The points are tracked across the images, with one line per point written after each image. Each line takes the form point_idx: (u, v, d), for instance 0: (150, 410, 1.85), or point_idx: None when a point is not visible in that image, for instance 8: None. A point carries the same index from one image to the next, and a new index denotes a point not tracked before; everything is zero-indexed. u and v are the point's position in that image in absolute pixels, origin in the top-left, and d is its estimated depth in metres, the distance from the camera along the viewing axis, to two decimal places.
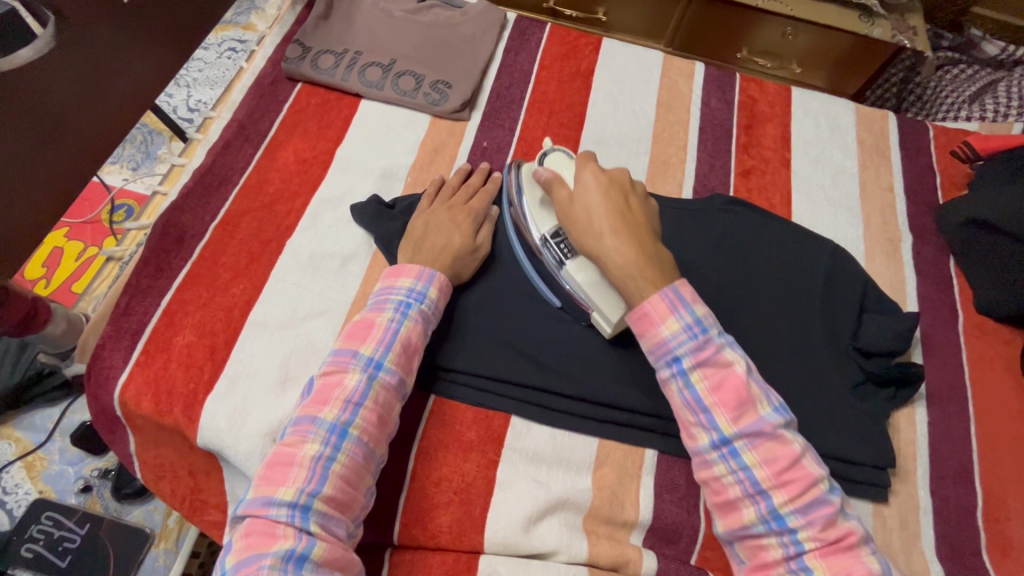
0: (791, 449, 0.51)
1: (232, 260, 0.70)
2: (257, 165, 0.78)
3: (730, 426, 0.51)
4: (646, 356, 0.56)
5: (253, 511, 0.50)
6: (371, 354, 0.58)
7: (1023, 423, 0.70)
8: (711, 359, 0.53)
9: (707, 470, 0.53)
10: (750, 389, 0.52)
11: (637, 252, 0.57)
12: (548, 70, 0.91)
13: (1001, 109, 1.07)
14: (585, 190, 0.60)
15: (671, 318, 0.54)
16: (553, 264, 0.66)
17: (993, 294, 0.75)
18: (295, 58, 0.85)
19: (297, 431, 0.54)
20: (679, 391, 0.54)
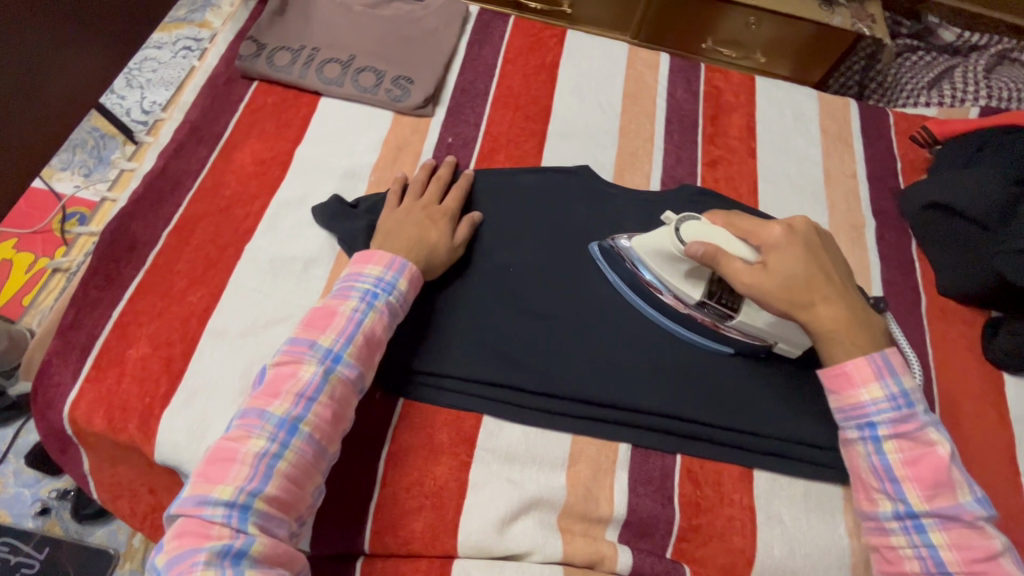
0: (991, 543, 0.52)
1: (188, 267, 0.68)
2: (212, 167, 0.75)
3: (922, 502, 0.54)
4: (833, 412, 0.59)
5: (187, 509, 0.49)
6: (329, 346, 0.57)
7: (985, 401, 0.71)
8: (910, 433, 0.56)
9: (881, 539, 0.56)
10: (951, 471, 0.54)
11: (847, 310, 0.59)
12: (513, 63, 0.90)
13: (958, 94, 1.12)
14: (780, 259, 0.59)
15: (876, 383, 0.56)
16: (714, 321, 0.66)
17: (954, 275, 0.76)
18: (249, 55, 0.82)
19: (243, 425, 0.53)
20: (866, 455, 0.57)
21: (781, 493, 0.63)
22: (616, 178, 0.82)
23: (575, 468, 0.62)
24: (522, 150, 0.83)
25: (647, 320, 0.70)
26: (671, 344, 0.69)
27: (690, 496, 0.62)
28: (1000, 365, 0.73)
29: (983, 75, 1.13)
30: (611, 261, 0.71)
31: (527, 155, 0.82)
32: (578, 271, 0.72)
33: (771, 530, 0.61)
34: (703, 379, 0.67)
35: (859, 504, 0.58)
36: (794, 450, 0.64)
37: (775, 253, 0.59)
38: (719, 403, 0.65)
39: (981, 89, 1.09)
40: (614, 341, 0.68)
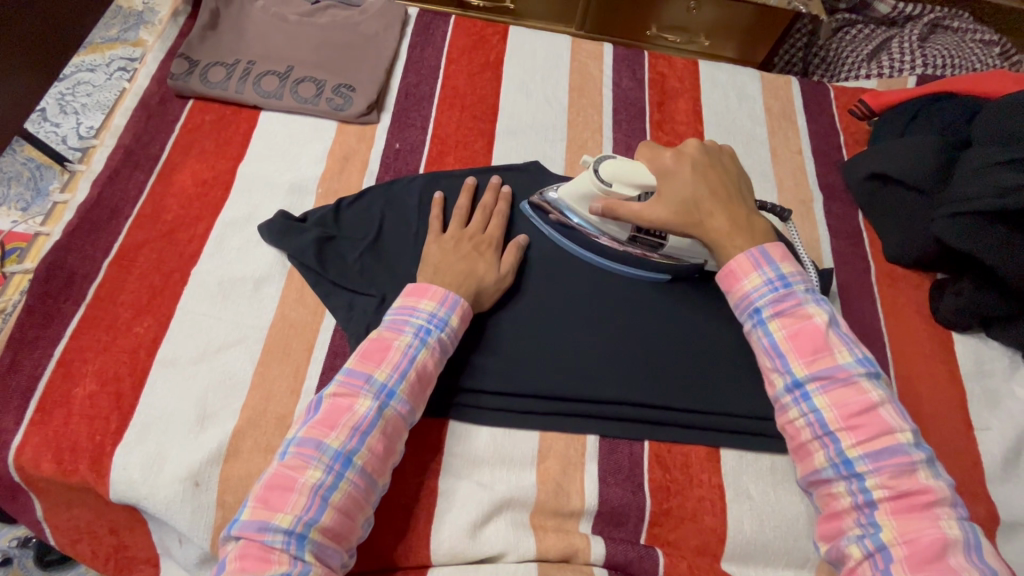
0: (869, 398, 0.54)
1: (132, 297, 0.66)
2: (151, 192, 0.73)
3: (804, 370, 0.56)
4: (730, 308, 0.62)
5: (248, 534, 0.48)
6: (385, 381, 0.56)
7: (937, 361, 0.74)
8: (789, 310, 0.58)
9: (782, 416, 0.58)
10: (828, 337, 0.56)
11: (732, 219, 0.63)
12: (456, 63, 0.89)
13: (896, 66, 1.14)
14: (671, 186, 0.65)
15: (754, 271, 0.60)
16: (648, 249, 0.71)
17: (899, 241, 0.78)
18: (182, 73, 0.80)
19: (301, 454, 0.52)
20: (758, 338, 0.59)
21: (747, 469, 0.64)
22: (568, 170, 0.83)
23: (544, 461, 0.62)
24: (471, 150, 0.82)
25: (606, 311, 0.70)
26: (632, 332, 0.69)
27: (661, 481, 0.63)
28: (948, 324, 0.75)
29: (918, 44, 1.16)
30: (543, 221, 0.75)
31: (477, 155, 0.82)
32: (533, 267, 0.72)
33: (741, 505, 0.62)
34: (666, 365, 0.67)
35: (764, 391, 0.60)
36: (757, 427, 0.65)
37: (665, 180, 0.66)
38: (681, 385, 0.66)
39: (916, 58, 1.12)
40: (574, 334, 0.68)
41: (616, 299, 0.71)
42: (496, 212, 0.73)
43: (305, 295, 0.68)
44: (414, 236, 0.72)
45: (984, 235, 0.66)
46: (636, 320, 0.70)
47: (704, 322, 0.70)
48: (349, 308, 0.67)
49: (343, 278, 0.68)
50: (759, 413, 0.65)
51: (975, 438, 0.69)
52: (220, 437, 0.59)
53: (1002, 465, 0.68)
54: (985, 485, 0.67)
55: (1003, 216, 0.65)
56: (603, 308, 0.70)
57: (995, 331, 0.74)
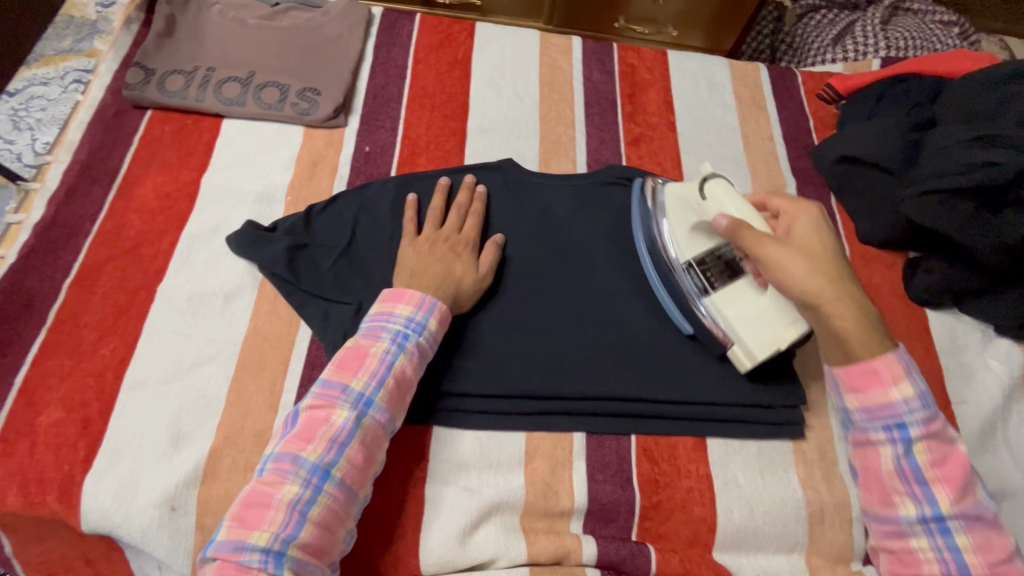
0: (1006, 543, 0.52)
1: (96, 318, 0.63)
2: (111, 208, 0.70)
3: (950, 506, 0.52)
4: (854, 411, 0.55)
5: (224, 554, 0.47)
6: (362, 390, 0.55)
7: (914, 339, 0.75)
8: (938, 432, 0.53)
9: (900, 541, 0.54)
10: (971, 471, 0.53)
11: (861, 309, 0.55)
12: (424, 62, 0.88)
13: (860, 49, 1.15)
14: (806, 236, 0.58)
15: (909, 384, 0.53)
16: (692, 291, 0.67)
17: (871, 223, 0.79)
18: (138, 83, 0.77)
19: (277, 470, 0.51)
20: (895, 459, 0.54)
21: (735, 457, 0.64)
22: (542, 167, 0.82)
23: (532, 463, 0.62)
24: (443, 150, 0.81)
25: (587, 307, 0.70)
26: (614, 327, 0.69)
27: (649, 474, 0.63)
28: (922, 302, 0.77)
29: (881, 27, 1.17)
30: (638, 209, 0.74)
31: (449, 155, 0.81)
32: (512, 266, 0.71)
33: (730, 494, 0.62)
34: (651, 358, 0.67)
35: (871, 504, 0.56)
36: (743, 414, 0.65)
37: (801, 234, 0.58)
38: (666, 378, 0.66)
39: (880, 40, 1.14)
40: (556, 332, 0.68)
41: (596, 295, 0.71)
42: (470, 212, 0.72)
43: (278, 306, 0.67)
44: (388, 240, 0.71)
45: (953, 213, 0.67)
46: (618, 315, 0.70)
47: None
48: (325, 318, 0.65)
49: (317, 288, 0.66)
50: (745, 402, 0.65)
51: (953, 413, 0.71)
52: (197, 458, 0.57)
53: (979, 437, 0.70)
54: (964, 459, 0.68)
55: (969, 194, 0.67)
56: (586, 305, 0.70)
57: (967, 306, 0.75)
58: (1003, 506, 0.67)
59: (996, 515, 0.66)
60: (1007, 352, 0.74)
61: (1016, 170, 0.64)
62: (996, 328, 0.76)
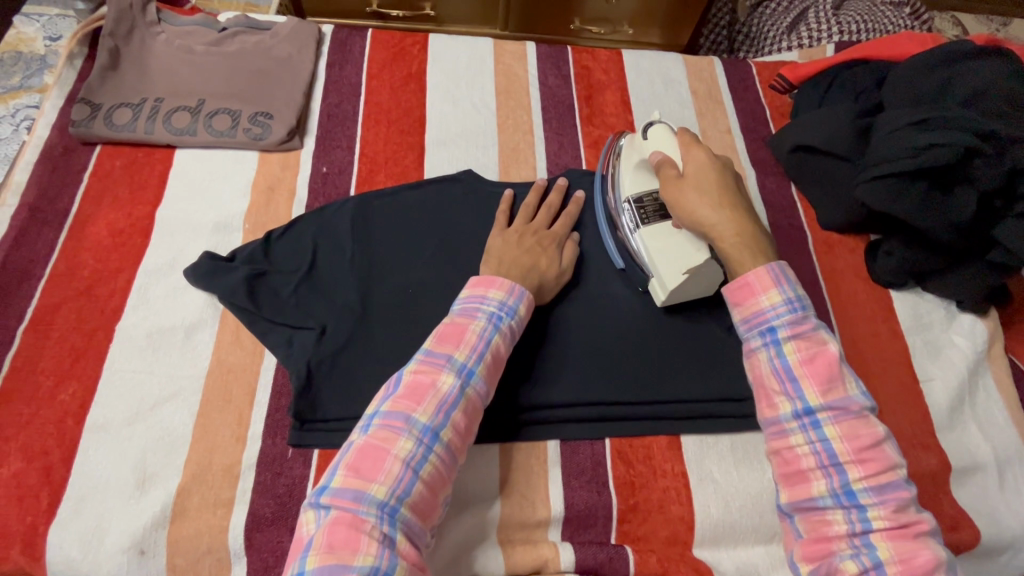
0: (876, 432, 0.52)
1: (54, 363, 0.62)
2: (63, 249, 0.69)
3: (818, 398, 0.52)
4: (737, 323, 0.58)
5: (342, 502, 0.48)
6: (464, 361, 0.56)
7: (879, 320, 0.76)
8: (806, 335, 0.55)
9: (782, 440, 0.54)
10: (841, 366, 0.54)
11: (740, 237, 0.59)
12: (378, 78, 0.87)
13: (815, 36, 1.14)
14: (697, 168, 0.63)
15: (774, 289, 0.56)
16: (628, 226, 0.70)
17: (830, 208, 0.80)
18: (84, 119, 0.76)
19: (389, 426, 0.51)
20: (769, 359, 0.55)
21: (709, 452, 0.64)
22: (502, 175, 0.82)
23: (506, 474, 0.62)
24: (402, 165, 0.80)
25: (554, 315, 0.70)
26: (582, 330, 0.69)
27: (625, 477, 0.63)
28: (884, 284, 0.78)
29: (833, 12, 1.16)
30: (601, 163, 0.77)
31: (408, 170, 0.80)
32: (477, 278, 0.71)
33: (706, 490, 0.62)
34: (621, 360, 0.67)
35: (758, 410, 0.56)
36: (715, 407, 0.66)
37: (705, 169, 0.62)
38: (636, 379, 0.66)
39: (834, 26, 1.13)
40: (523, 341, 0.68)
41: (562, 301, 0.70)
42: (561, 212, 0.74)
43: (241, 336, 0.66)
44: (351, 260, 0.70)
45: (907, 196, 0.68)
46: (584, 318, 0.70)
47: (652, 313, 0.70)
48: (290, 344, 0.64)
49: (280, 314, 0.66)
50: (717, 397, 0.66)
51: (921, 390, 0.72)
52: (164, 499, 0.56)
53: (948, 413, 0.70)
54: (935, 436, 0.69)
55: (919, 175, 0.68)
56: (551, 312, 0.70)
57: (929, 284, 0.76)
58: (974, 480, 0.68)
59: (968, 489, 0.67)
60: (970, 327, 0.75)
61: (962, 150, 0.65)
62: (958, 304, 0.77)
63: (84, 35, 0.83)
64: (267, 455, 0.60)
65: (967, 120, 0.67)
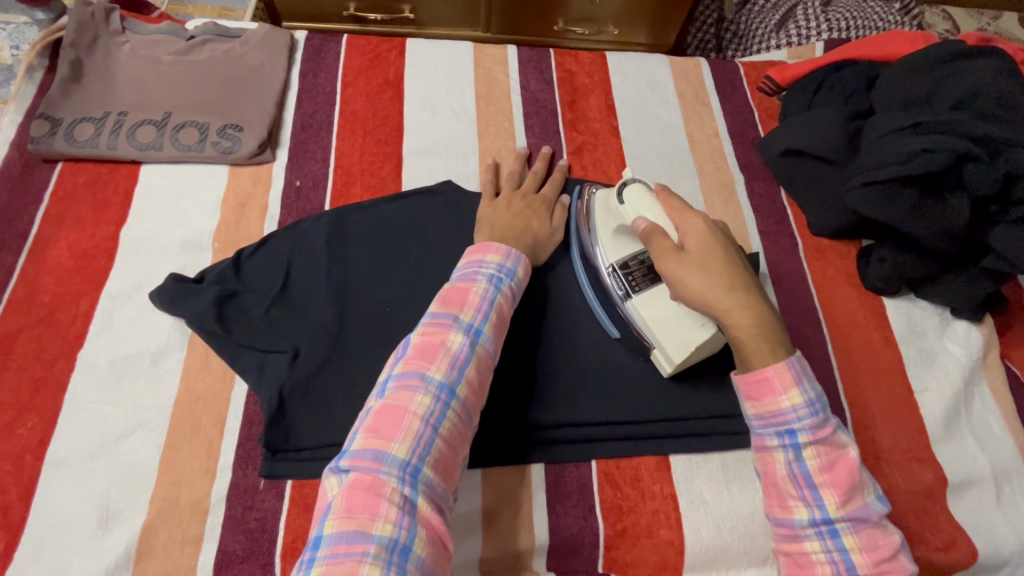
0: (892, 541, 0.50)
1: (12, 395, 0.59)
2: (23, 273, 0.66)
3: (837, 508, 0.50)
4: (750, 417, 0.54)
5: (362, 464, 0.45)
6: (471, 320, 0.53)
7: (872, 329, 0.74)
8: (827, 438, 0.52)
9: (795, 544, 0.52)
10: (860, 473, 0.52)
11: (757, 320, 0.53)
12: (353, 86, 0.84)
13: (803, 34, 1.12)
14: (699, 241, 0.56)
15: (796, 389, 0.51)
16: (617, 296, 0.66)
17: (820, 215, 0.78)
18: (44, 135, 0.73)
19: (404, 387, 0.49)
20: (786, 462, 0.52)
21: (699, 472, 0.62)
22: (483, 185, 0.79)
23: (489, 499, 0.60)
24: (379, 177, 0.78)
25: (538, 332, 0.67)
26: (568, 347, 0.67)
27: (612, 501, 0.61)
28: (877, 291, 0.76)
29: (822, 8, 1.14)
30: (575, 216, 0.73)
31: (385, 181, 0.77)
32: None
33: (696, 512, 0.60)
34: (608, 377, 0.65)
35: (769, 509, 0.54)
36: (705, 425, 0.64)
37: (706, 241, 0.56)
38: (623, 398, 0.64)
39: (822, 23, 1.11)
40: (506, 359, 0.65)
41: (546, 316, 0.68)
42: (546, 179, 0.76)
43: (211, 362, 0.63)
44: (325, 279, 0.67)
45: (899, 202, 0.66)
46: (569, 336, 0.67)
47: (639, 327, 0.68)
48: (261, 370, 0.61)
49: (250, 338, 0.63)
50: (707, 414, 0.64)
51: (916, 402, 0.70)
52: (129, 538, 0.54)
53: (944, 425, 0.68)
54: (931, 449, 0.67)
55: (911, 181, 0.66)
56: (535, 329, 0.67)
57: (923, 291, 0.74)
58: (971, 493, 0.66)
59: (965, 503, 0.65)
60: (965, 335, 0.74)
61: (954, 155, 0.63)
62: (952, 310, 0.75)
63: (44, 46, 0.80)
64: (238, 488, 0.57)
65: (960, 125, 0.64)
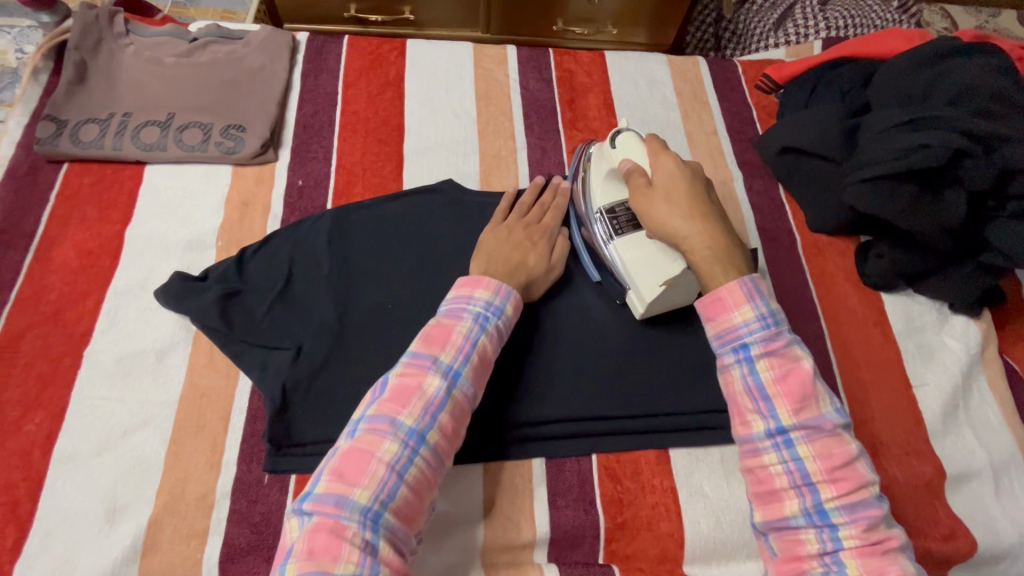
0: (849, 450, 0.50)
1: (19, 392, 0.60)
2: (29, 273, 0.67)
3: (790, 417, 0.51)
4: (710, 338, 0.56)
5: (325, 507, 0.46)
6: (450, 363, 0.54)
7: (871, 324, 0.75)
8: (780, 351, 0.53)
9: (755, 459, 0.52)
10: (815, 383, 0.52)
11: (712, 248, 0.57)
12: (354, 86, 0.85)
13: (801, 32, 1.13)
14: (666, 176, 0.60)
15: (746, 304, 0.54)
16: (600, 237, 0.67)
17: (818, 211, 0.79)
18: (50, 136, 0.73)
19: (374, 430, 0.49)
20: (741, 376, 0.53)
21: (699, 466, 0.63)
22: (483, 183, 0.80)
23: (490, 494, 0.60)
24: (381, 176, 0.78)
25: (539, 328, 0.68)
26: (568, 343, 0.67)
27: (612, 494, 0.61)
28: (874, 286, 0.76)
29: (819, 7, 1.14)
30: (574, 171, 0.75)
31: (387, 180, 0.78)
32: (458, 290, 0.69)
33: (695, 506, 0.61)
34: (609, 372, 0.65)
35: (732, 428, 0.54)
36: (705, 419, 0.64)
37: (676, 177, 0.60)
38: (623, 393, 0.65)
39: (820, 22, 1.12)
40: (507, 356, 0.66)
41: (547, 313, 0.69)
42: (552, 207, 0.72)
43: (215, 359, 0.64)
44: (327, 277, 0.68)
45: (894, 198, 0.66)
46: (570, 331, 0.68)
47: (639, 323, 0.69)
48: (264, 366, 0.62)
49: (253, 335, 0.64)
50: (707, 408, 0.64)
51: (914, 396, 0.70)
52: (135, 532, 0.54)
53: (942, 419, 0.69)
54: (929, 442, 0.68)
55: (907, 176, 0.66)
56: (535, 325, 0.68)
57: (921, 287, 0.75)
58: (969, 487, 0.66)
59: (963, 496, 0.66)
60: (963, 330, 0.74)
61: (949, 150, 0.63)
62: (950, 306, 0.75)
63: (49, 48, 0.81)
64: (243, 482, 0.58)
65: (958, 122, 0.65)
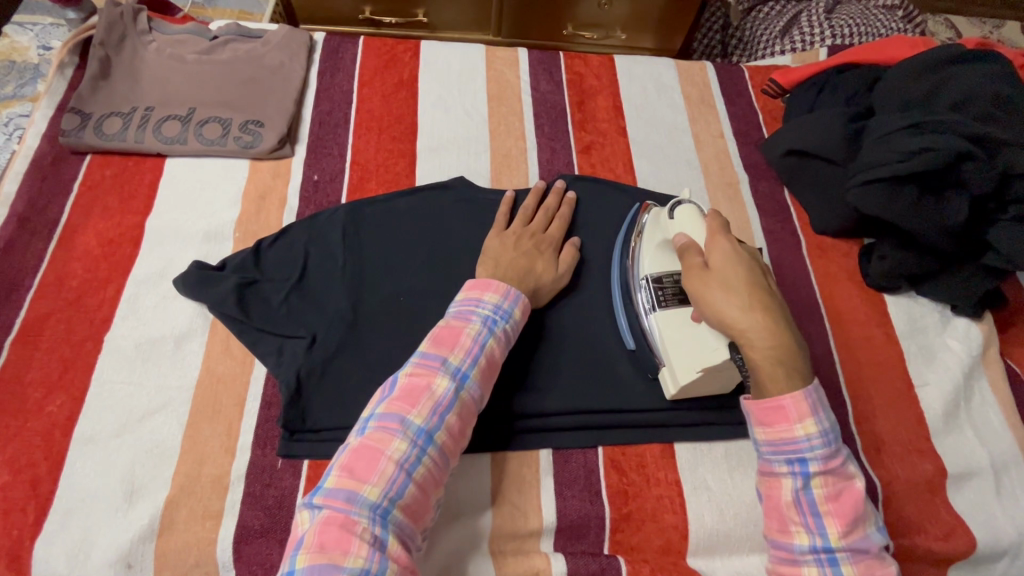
0: (888, 573, 0.52)
1: (42, 374, 0.61)
2: (52, 260, 0.69)
3: (839, 538, 0.51)
4: (760, 443, 0.54)
5: (335, 501, 0.47)
6: (459, 364, 0.55)
7: (874, 324, 0.76)
8: (835, 469, 0.53)
9: (792, 568, 0.53)
10: (864, 506, 0.53)
11: (776, 346, 0.54)
12: (369, 85, 0.87)
13: (807, 39, 1.15)
14: (723, 259, 0.58)
15: (811, 419, 0.52)
16: (643, 305, 0.66)
17: (823, 214, 0.80)
18: (74, 128, 0.76)
19: (383, 428, 0.51)
20: (793, 489, 0.53)
21: (704, 460, 0.64)
22: (494, 182, 0.81)
23: (498, 482, 0.62)
24: (395, 172, 0.80)
25: (549, 322, 0.69)
26: (576, 338, 0.69)
27: (618, 485, 0.62)
28: (878, 288, 0.77)
29: (826, 16, 1.17)
30: (627, 234, 0.73)
31: (399, 177, 0.80)
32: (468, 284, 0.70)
33: (700, 498, 0.62)
34: (615, 368, 0.67)
35: (769, 531, 0.55)
36: (709, 413, 0.65)
37: (733, 262, 0.57)
38: (630, 388, 0.66)
39: (825, 29, 1.14)
40: (516, 348, 0.67)
41: (555, 308, 0.70)
42: (558, 213, 0.74)
43: (231, 346, 0.65)
44: (341, 269, 0.70)
45: (898, 200, 0.68)
46: (578, 326, 0.69)
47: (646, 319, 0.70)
48: (279, 353, 0.64)
49: (269, 323, 0.65)
50: (713, 402, 0.66)
51: (916, 397, 0.71)
52: (152, 512, 0.56)
53: (944, 418, 0.70)
54: (930, 442, 0.69)
55: (911, 178, 0.68)
56: (544, 321, 0.69)
57: (923, 289, 0.76)
58: (970, 486, 0.67)
59: (965, 495, 0.67)
60: (965, 331, 0.75)
61: (952, 154, 0.65)
62: (952, 308, 0.76)
63: (74, 44, 0.83)
64: (256, 466, 0.59)
65: (959, 125, 0.66)
